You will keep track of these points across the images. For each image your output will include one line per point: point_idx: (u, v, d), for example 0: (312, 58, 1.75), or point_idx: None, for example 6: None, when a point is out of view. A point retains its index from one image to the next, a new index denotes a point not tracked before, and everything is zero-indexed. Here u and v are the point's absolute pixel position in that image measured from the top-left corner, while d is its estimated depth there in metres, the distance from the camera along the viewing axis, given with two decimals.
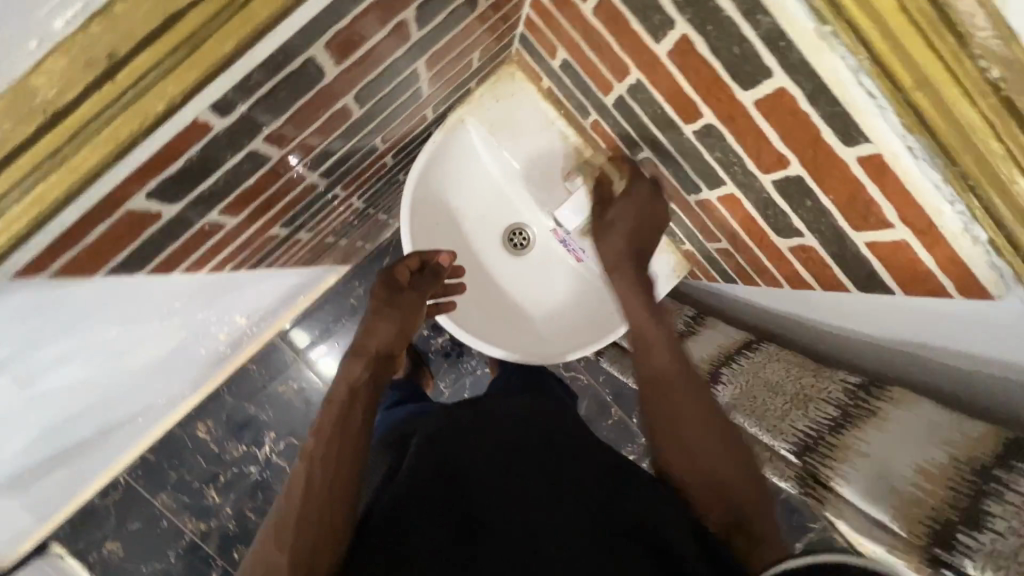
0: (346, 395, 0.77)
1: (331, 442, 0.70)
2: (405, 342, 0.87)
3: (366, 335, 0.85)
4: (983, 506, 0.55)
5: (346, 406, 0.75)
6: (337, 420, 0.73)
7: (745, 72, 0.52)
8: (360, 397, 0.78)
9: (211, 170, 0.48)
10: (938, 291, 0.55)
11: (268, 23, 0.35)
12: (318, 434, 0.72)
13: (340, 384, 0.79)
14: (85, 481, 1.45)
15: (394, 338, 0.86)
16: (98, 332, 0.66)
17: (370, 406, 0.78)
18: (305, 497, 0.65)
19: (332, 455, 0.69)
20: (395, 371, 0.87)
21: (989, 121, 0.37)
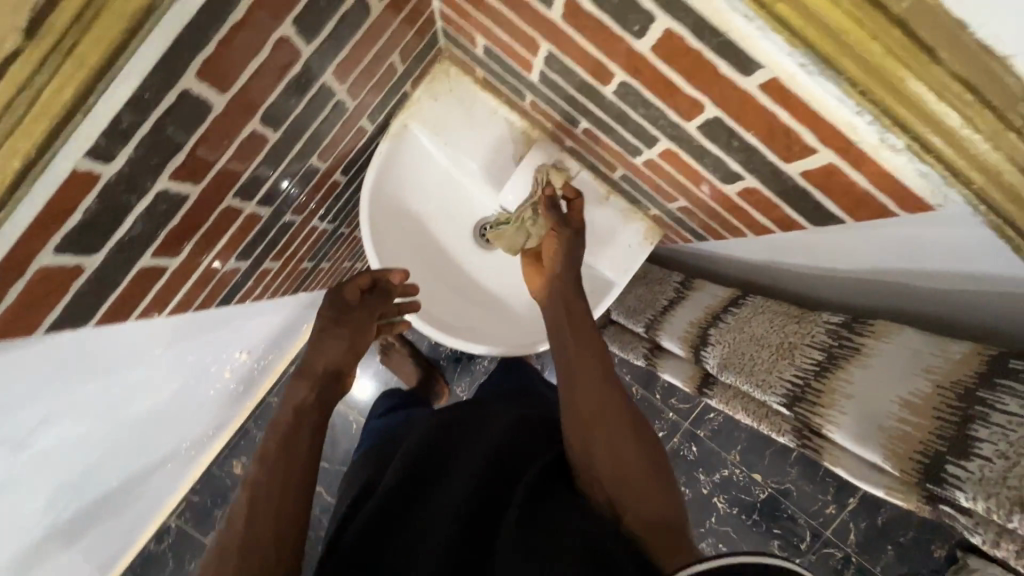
0: (292, 419, 0.79)
1: (277, 465, 0.73)
2: (354, 359, 0.89)
3: (313, 355, 0.86)
4: (969, 432, 0.52)
5: (293, 432, 0.77)
6: (282, 445, 0.76)
7: (631, 20, 0.50)
8: (308, 418, 0.80)
9: (122, 216, 0.50)
10: (883, 211, 0.51)
11: (104, 64, 0.36)
12: (262, 461, 0.74)
13: (287, 408, 0.81)
14: (136, 531, 1.52)
15: (343, 356, 0.87)
16: (78, 387, 0.70)
17: (318, 427, 0.80)
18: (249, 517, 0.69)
19: (274, 483, 0.72)
20: (347, 387, 0.89)
21: (857, 20, 0.34)
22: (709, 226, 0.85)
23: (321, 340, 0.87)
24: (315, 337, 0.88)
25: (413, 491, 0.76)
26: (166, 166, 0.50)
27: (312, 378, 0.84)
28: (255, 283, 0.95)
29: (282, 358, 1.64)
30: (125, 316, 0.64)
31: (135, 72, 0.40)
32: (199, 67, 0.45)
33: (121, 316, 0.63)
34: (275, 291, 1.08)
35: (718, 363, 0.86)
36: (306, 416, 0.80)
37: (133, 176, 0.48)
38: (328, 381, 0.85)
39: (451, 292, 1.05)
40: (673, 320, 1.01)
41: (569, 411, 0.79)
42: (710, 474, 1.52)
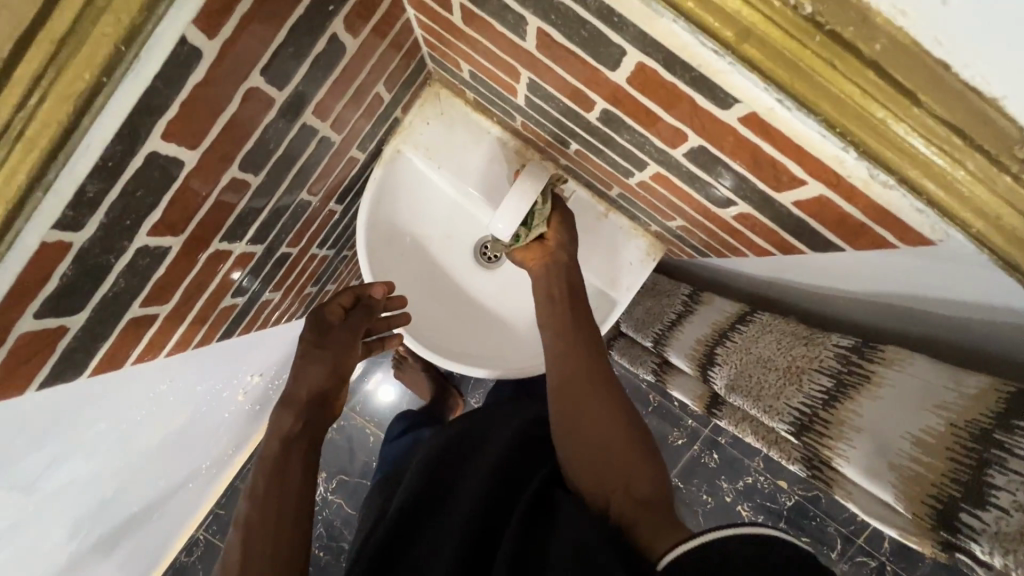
0: (278, 452, 0.78)
1: (267, 503, 0.73)
2: (339, 381, 0.87)
3: (296, 382, 0.84)
4: (986, 479, 0.48)
5: (281, 465, 0.77)
6: (271, 482, 0.75)
7: (603, 53, 0.48)
8: (295, 450, 0.79)
9: (102, 276, 0.51)
10: (882, 242, 0.48)
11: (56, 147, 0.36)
12: (252, 497, 0.74)
13: (273, 441, 0.79)
14: (165, 545, 1.57)
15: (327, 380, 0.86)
16: (85, 429, 0.71)
17: (308, 457, 0.80)
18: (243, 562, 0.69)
19: (263, 522, 0.72)
20: (334, 410, 0.88)
21: (828, 61, 0.31)
22: (710, 244, 0.82)
23: (302, 365, 0.85)
24: (297, 363, 0.85)
25: (417, 509, 0.74)
26: (143, 224, 0.51)
27: (297, 407, 0.82)
28: (260, 310, 0.97)
29: None
30: (122, 361, 0.65)
31: (93, 146, 0.40)
32: (164, 130, 0.45)
33: (118, 361, 0.64)
34: (282, 316, 1.11)
35: (724, 384, 0.82)
36: (294, 447, 0.79)
37: (108, 238, 0.48)
38: (315, 407, 0.84)
39: (451, 314, 1.04)
40: (681, 335, 0.98)
41: (556, 400, 0.79)
42: (733, 482, 1.46)
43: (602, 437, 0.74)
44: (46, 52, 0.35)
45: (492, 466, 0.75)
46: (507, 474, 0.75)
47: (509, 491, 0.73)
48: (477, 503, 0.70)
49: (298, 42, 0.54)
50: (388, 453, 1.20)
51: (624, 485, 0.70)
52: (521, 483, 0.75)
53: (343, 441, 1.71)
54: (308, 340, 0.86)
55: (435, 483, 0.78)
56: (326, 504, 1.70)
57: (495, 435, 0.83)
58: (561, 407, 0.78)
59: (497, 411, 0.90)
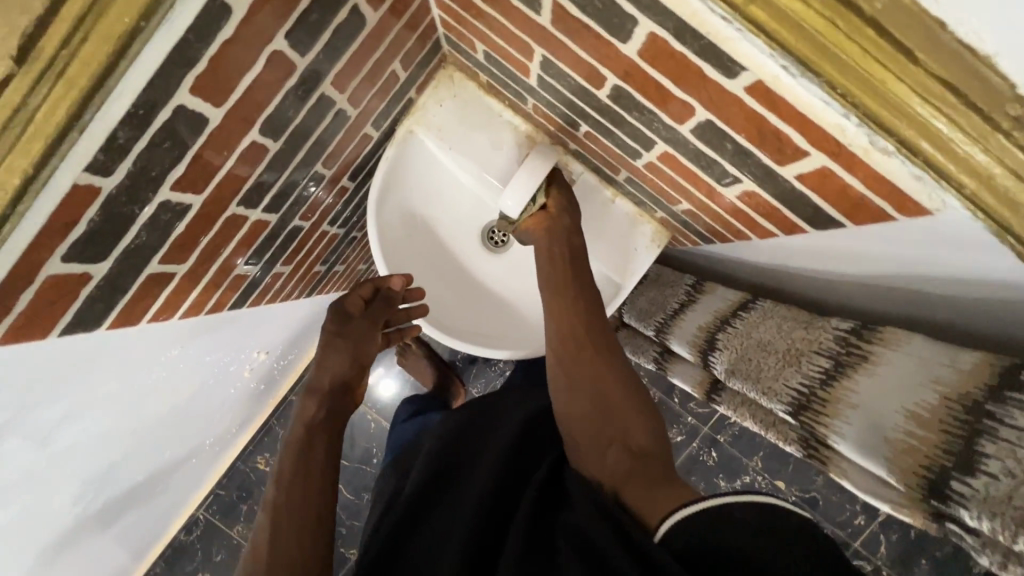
0: (301, 436, 0.81)
1: (292, 488, 0.75)
2: (362, 370, 0.92)
3: (320, 371, 0.89)
4: (976, 447, 0.49)
5: (304, 448, 0.80)
6: (296, 468, 0.78)
7: (615, 24, 0.50)
8: (315, 435, 0.82)
9: (126, 226, 0.53)
10: (882, 215, 0.49)
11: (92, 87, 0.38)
12: (278, 483, 0.77)
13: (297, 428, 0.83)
14: (166, 521, 1.59)
15: (351, 367, 0.90)
16: (99, 386, 0.73)
17: (331, 442, 0.83)
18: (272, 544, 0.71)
19: (289, 505, 0.74)
20: (357, 397, 0.92)
21: (829, 19, 0.33)
22: (715, 229, 0.83)
23: (326, 354, 0.90)
24: (322, 352, 0.91)
25: (434, 489, 0.76)
26: (166, 177, 0.53)
27: (320, 394, 0.86)
28: (267, 287, 0.99)
29: (300, 360, 1.68)
30: (138, 318, 0.67)
31: (128, 91, 0.42)
32: (192, 83, 0.47)
33: (135, 317, 0.66)
34: (290, 293, 1.13)
35: (724, 369, 0.83)
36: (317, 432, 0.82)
37: (133, 188, 0.50)
38: (337, 391, 0.88)
39: (457, 296, 1.05)
40: (683, 323, 0.99)
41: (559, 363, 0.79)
42: (730, 480, 1.47)
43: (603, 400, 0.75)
44: None
45: (502, 451, 0.76)
46: (516, 459, 0.76)
47: (520, 473, 0.74)
48: (488, 482, 0.72)
49: (322, 9, 0.56)
50: (398, 438, 1.20)
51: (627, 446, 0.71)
52: (531, 467, 0.75)
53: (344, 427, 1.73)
54: (329, 330, 0.92)
55: (448, 462, 0.80)
56: None
57: (506, 422, 0.84)
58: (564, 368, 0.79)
59: (510, 397, 0.92)
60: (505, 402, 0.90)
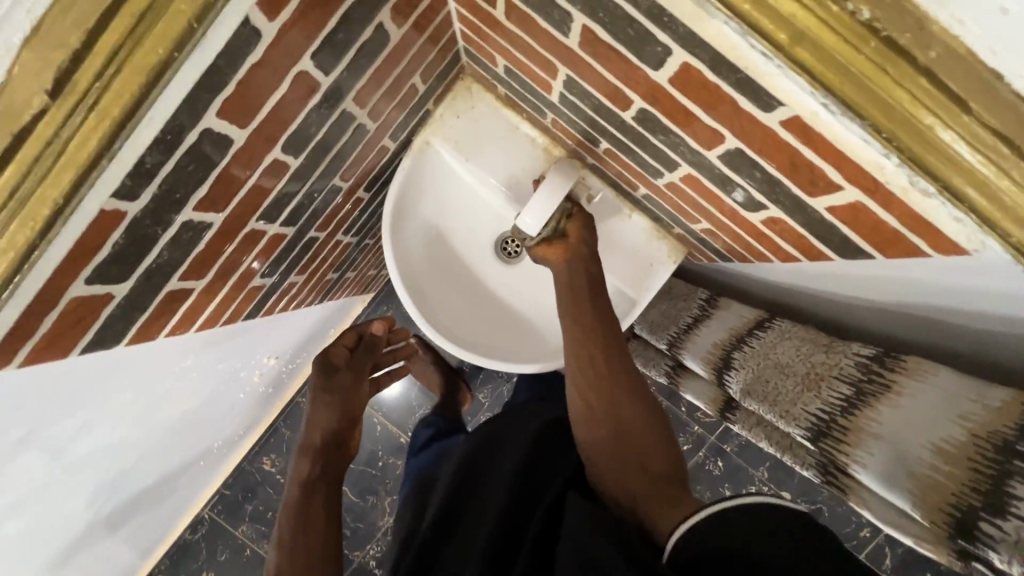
0: (297, 497, 0.83)
1: (295, 548, 0.76)
2: (352, 424, 0.93)
3: (309, 431, 0.90)
4: (1006, 489, 0.49)
5: (301, 506, 0.81)
6: (297, 527, 0.79)
7: (648, 52, 0.49)
8: (309, 493, 0.83)
9: (148, 246, 0.52)
10: (914, 250, 0.48)
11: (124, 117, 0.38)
12: (280, 547, 0.77)
13: (293, 489, 0.84)
14: (172, 521, 1.59)
15: (342, 422, 0.91)
16: (113, 398, 0.73)
17: (329, 496, 0.84)
18: None
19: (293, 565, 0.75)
20: (349, 453, 0.93)
21: (880, 66, 0.32)
22: (734, 249, 0.82)
23: (313, 413, 0.91)
24: (312, 410, 0.91)
25: (442, 532, 0.76)
26: (190, 199, 0.52)
27: (312, 452, 0.87)
28: (280, 296, 0.99)
29: (309, 363, 1.68)
30: (156, 333, 0.67)
31: (158, 118, 0.41)
32: (219, 107, 0.46)
33: (153, 332, 0.66)
34: (302, 301, 1.13)
35: (739, 389, 0.83)
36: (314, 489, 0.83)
37: (157, 210, 0.50)
38: (327, 450, 0.88)
39: (470, 307, 1.05)
40: (696, 338, 0.98)
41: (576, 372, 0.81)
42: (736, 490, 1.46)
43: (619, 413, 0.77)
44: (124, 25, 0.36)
45: (509, 479, 0.74)
46: (524, 485, 0.73)
47: (530, 497, 0.72)
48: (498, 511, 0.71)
49: (348, 29, 0.56)
50: (411, 468, 1.19)
51: (641, 464, 0.73)
52: (540, 490, 0.73)
53: None
54: (316, 383, 0.93)
55: (456, 498, 0.79)
56: None
57: (513, 445, 0.81)
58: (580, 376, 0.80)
59: (519, 414, 0.90)
60: (514, 422, 0.87)
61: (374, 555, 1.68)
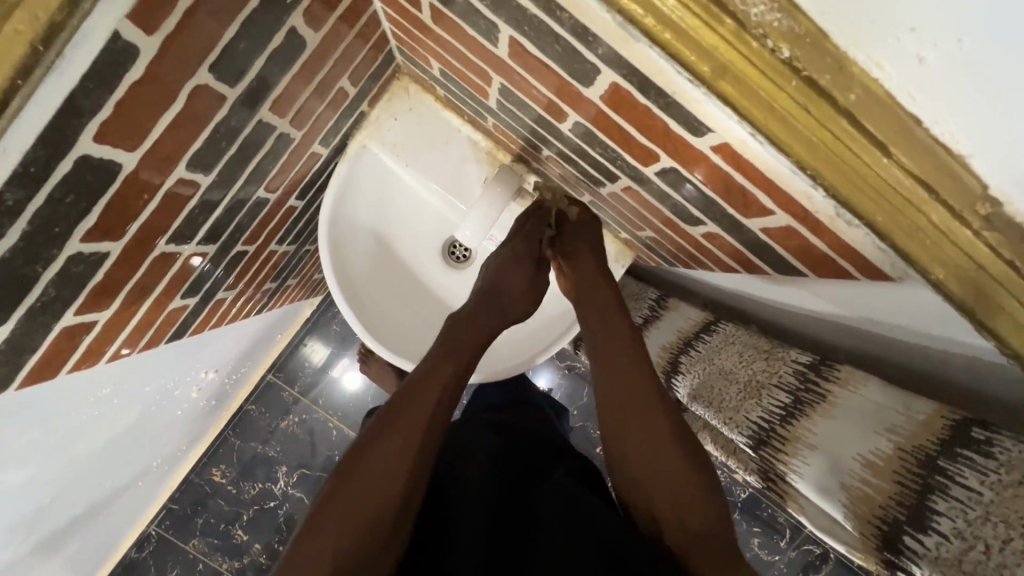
0: (432, 407, 0.65)
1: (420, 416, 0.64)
2: (532, 297, 0.83)
3: (508, 298, 0.79)
4: (929, 503, 0.50)
5: (429, 417, 0.64)
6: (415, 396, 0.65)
7: (578, 71, 0.46)
8: (427, 397, 0.65)
9: (27, 286, 0.46)
10: (844, 273, 0.48)
11: None
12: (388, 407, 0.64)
13: (422, 381, 0.66)
14: (113, 543, 1.49)
15: (522, 294, 0.81)
16: (14, 438, 0.66)
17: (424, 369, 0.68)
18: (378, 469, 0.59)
19: (382, 470, 0.59)
20: (510, 322, 0.80)
21: (804, 106, 0.31)
22: (678, 256, 0.82)
23: (516, 283, 0.80)
24: (504, 257, 0.81)
25: (435, 502, 0.69)
26: (74, 231, 0.46)
27: (456, 359, 0.70)
28: (212, 309, 0.92)
29: (254, 369, 1.61)
30: (56, 368, 0.60)
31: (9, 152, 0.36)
32: (97, 131, 0.41)
33: (52, 370, 0.60)
34: (237, 311, 1.06)
35: (688, 392, 0.84)
36: (436, 390, 0.66)
37: (32, 247, 0.44)
38: (500, 309, 0.79)
39: (418, 316, 1.00)
40: (649, 339, 1.02)
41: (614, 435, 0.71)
42: None
43: (659, 477, 0.66)
44: None
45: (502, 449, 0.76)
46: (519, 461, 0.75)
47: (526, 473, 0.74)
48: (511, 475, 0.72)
49: (251, 36, 0.50)
50: None
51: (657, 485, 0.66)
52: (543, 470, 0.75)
53: (304, 434, 1.69)
54: (520, 251, 0.82)
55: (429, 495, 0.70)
56: (288, 498, 1.67)
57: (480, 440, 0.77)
58: (614, 443, 0.71)
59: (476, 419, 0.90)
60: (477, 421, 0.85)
61: None
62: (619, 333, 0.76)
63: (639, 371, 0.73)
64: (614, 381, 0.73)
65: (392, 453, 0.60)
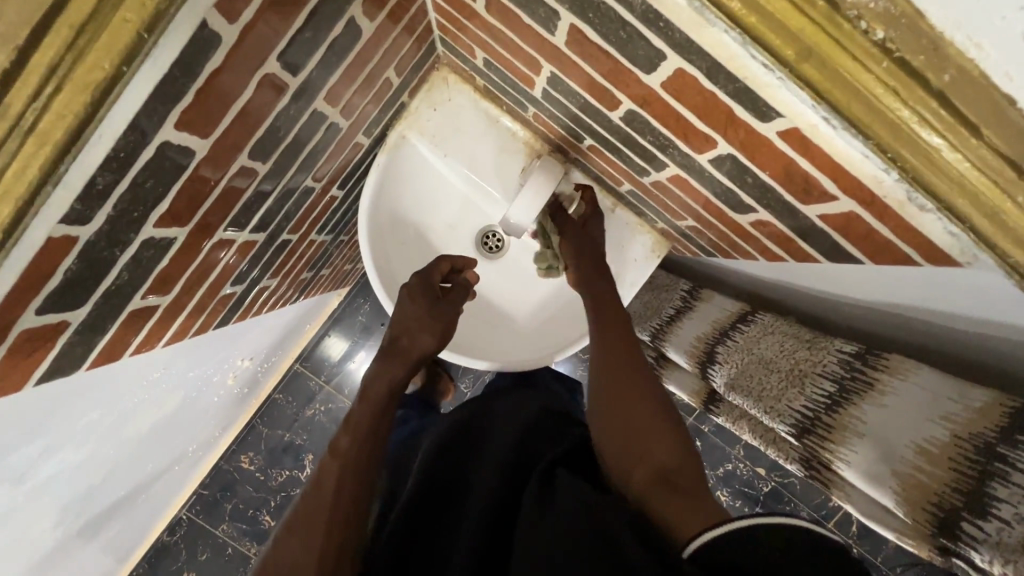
0: (343, 458, 0.70)
1: (344, 469, 0.69)
2: (437, 330, 0.83)
3: (408, 334, 0.81)
4: (987, 489, 0.50)
5: (341, 467, 0.69)
6: (336, 452, 0.71)
7: (642, 57, 0.47)
8: (328, 479, 0.69)
9: (107, 269, 0.48)
10: (904, 259, 0.48)
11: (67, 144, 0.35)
12: (332, 459, 0.70)
13: (348, 432, 0.73)
14: (147, 527, 1.53)
15: (420, 327, 0.82)
16: (76, 419, 0.68)
17: (351, 429, 0.73)
18: (308, 519, 0.66)
19: (314, 520, 0.65)
20: (415, 357, 0.81)
21: (891, 89, 0.31)
22: (718, 245, 0.81)
23: (421, 324, 0.83)
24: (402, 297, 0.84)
25: (451, 495, 0.73)
26: (150, 215, 0.48)
27: (354, 428, 0.73)
28: (255, 297, 0.95)
29: (284, 358, 1.64)
30: (121, 350, 0.62)
31: (106, 137, 0.37)
32: (177, 118, 0.42)
33: (116, 353, 0.62)
34: (277, 299, 1.09)
35: (724, 382, 0.84)
36: (335, 474, 0.69)
37: (113, 231, 0.45)
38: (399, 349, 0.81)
39: None
40: (680, 331, 0.98)
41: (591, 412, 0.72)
42: (714, 468, 1.49)
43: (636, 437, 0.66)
44: (64, 41, 0.33)
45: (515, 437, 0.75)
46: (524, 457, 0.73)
47: (523, 467, 0.72)
48: (512, 468, 0.71)
49: (316, 26, 0.52)
50: None
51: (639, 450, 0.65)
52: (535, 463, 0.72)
53: (330, 422, 1.72)
54: (415, 287, 0.84)
55: (451, 472, 0.76)
56: None
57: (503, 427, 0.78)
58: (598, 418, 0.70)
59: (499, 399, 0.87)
60: (503, 398, 0.87)
61: None
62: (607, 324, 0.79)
63: (622, 352, 0.75)
64: (600, 361, 0.75)
65: (321, 507, 0.66)
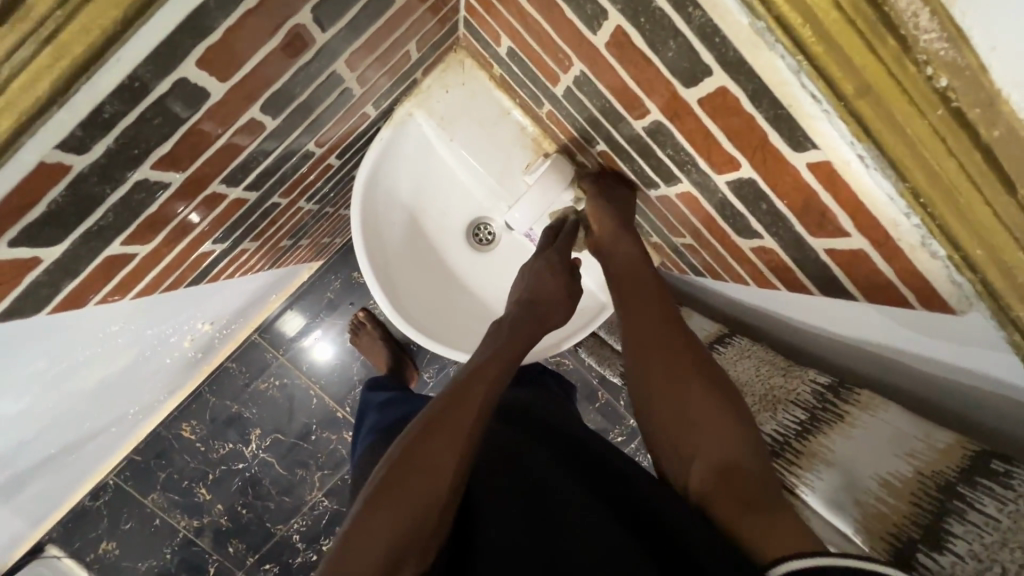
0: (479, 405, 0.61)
1: (466, 416, 0.60)
2: (570, 304, 0.82)
3: (551, 308, 0.79)
4: (944, 526, 0.53)
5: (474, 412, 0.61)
6: (449, 400, 0.61)
7: (686, 69, 0.47)
8: (453, 426, 0.59)
9: (93, 207, 0.44)
10: (902, 301, 0.50)
11: (83, 64, 0.32)
12: (451, 405, 0.60)
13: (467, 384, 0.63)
14: (68, 491, 1.42)
15: (560, 304, 0.80)
16: (22, 367, 0.62)
17: (475, 382, 0.63)
18: (429, 465, 0.56)
19: (438, 464, 0.56)
20: (550, 328, 0.79)
21: (941, 136, 0.33)
22: (711, 266, 0.83)
23: (552, 296, 0.80)
24: (536, 268, 0.81)
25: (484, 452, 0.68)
26: (150, 155, 0.44)
27: (484, 374, 0.65)
28: (232, 259, 0.90)
29: (243, 327, 1.56)
30: (86, 297, 0.57)
31: (125, 63, 0.34)
32: (201, 56, 0.39)
33: (78, 299, 0.56)
34: (250, 264, 1.03)
35: None
36: (465, 421, 0.59)
37: (109, 166, 0.42)
38: (540, 318, 0.77)
39: (435, 289, 0.99)
40: None
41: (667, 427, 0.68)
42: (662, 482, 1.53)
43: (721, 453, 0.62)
44: None
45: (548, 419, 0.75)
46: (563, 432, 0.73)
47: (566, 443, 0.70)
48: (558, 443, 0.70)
49: None
50: (363, 405, 1.06)
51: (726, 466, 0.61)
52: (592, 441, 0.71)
53: (283, 398, 1.64)
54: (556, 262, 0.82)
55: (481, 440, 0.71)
56: (258, 461, 1.63)
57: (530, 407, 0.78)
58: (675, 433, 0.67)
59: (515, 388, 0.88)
60: None
61: (298, 529, 1.62)
62: (649, 329, 0.75)
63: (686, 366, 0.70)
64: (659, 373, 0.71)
65: (441, 455, 0.57)
